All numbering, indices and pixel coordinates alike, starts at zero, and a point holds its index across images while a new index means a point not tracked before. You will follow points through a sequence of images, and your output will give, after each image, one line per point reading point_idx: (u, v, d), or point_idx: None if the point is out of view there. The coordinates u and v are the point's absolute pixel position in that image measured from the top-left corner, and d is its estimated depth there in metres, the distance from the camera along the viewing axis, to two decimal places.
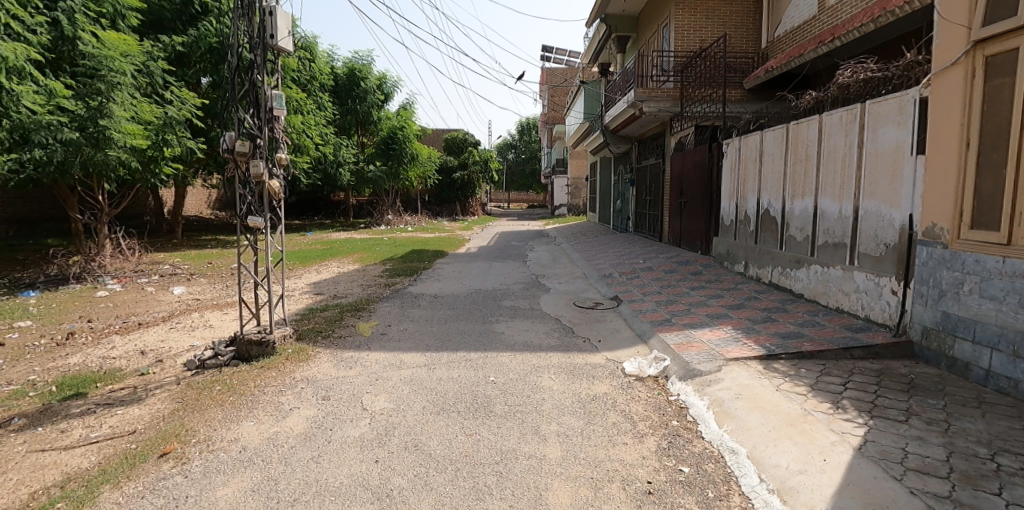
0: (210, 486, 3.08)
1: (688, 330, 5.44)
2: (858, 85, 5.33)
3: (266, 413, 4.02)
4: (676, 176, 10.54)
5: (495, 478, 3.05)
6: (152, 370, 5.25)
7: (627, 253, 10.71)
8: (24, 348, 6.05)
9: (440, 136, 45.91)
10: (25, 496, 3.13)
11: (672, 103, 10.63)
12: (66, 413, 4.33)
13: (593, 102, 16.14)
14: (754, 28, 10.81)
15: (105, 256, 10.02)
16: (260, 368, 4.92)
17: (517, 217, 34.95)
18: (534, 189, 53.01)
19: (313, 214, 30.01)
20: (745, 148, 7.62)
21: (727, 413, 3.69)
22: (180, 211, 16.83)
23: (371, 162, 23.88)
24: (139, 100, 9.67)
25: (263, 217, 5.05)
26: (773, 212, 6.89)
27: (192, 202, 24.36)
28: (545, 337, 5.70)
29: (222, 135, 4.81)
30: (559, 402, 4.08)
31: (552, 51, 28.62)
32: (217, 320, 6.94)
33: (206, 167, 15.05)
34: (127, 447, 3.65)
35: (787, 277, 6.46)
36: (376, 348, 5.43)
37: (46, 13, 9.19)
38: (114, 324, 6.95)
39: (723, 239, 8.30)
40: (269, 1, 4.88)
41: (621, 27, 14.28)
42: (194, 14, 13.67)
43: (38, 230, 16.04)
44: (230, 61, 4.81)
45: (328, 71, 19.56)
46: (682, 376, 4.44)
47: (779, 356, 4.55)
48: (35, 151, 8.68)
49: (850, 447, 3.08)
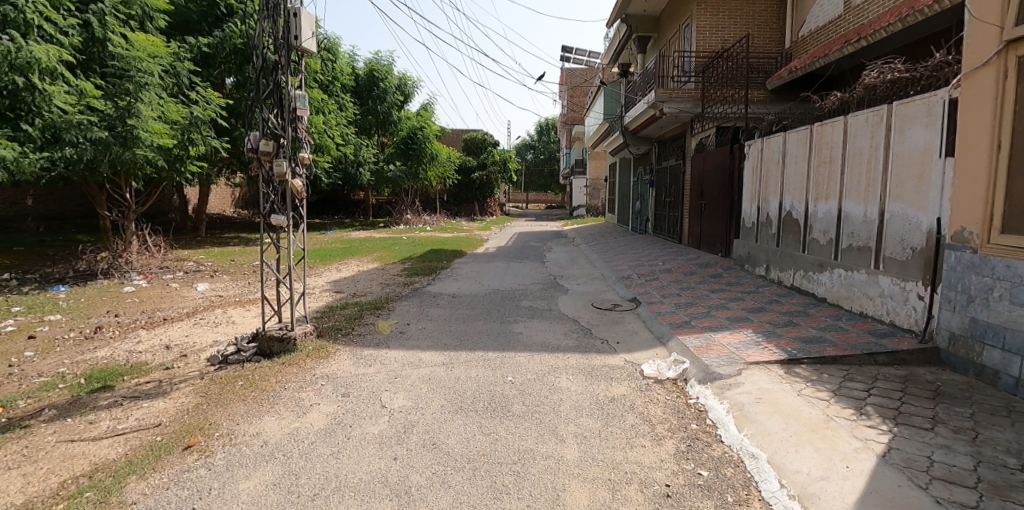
0: (232, 479, 3.13)
1: (707, 333, 5.39)
2: (885, 86, 5.23)
3: (286, 408, 4.09)
4: (696, 177, 10.48)
5: (512, 478, 3.06)
6: (176, 364, 5.36)
7: (645, 254, 10.68)
8: (54, 341, 6.23)
9: (460, 137, 46.22)
10: (55, 485, 3.23)
11: (693, 104, 10.53)
12: (94, 405, 4.45)
13: (613, 103, 16.08)
14: (777, 28, 10.69)
15: (131, 253, 10.23)
16: (281, 364, 4.99)
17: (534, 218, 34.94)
18: (552, 189, 53.07)
19: (332, 213, 30.34)
20: (767, 150, 7.53)
21: (747, 417, 3.65)
22: (203, 210, 17.11)
23: (390, 162, 23.93)
24: (166, 100, 9.84)
25: (285, 215, 5.10)
26: (795, 214, 6.79)
27: (215, 201, 24.76)
28: (563, 337, 5.70)
29: (246, 136, 4.90)
30: (577, 403, 4.08)
31: (571, 53, 28.83)
32: (239, 316, 7.06)
33: (230, 167, 15.24)
34: (153, 439, 3.73)
35: (809, 280, 6.37)
36: (394, 346, 5.47)
37: (78, 15, 9.42)
38: (140, 318, 7.11)
39: (744, 242, 8.21)
40: (293, 3, 4.93)
41: (640, 27, 14.21)
42: (219, 16, 13.96)
43: (66, 227, 16.46)
44: (255, 62, 4.90)
45: (348, 71, 19.78)
46: (701, 379, 4.39)
47: (801, 361, 4.49)
48: (66, 149, 8.76)
49: (873, 455, 3.03)
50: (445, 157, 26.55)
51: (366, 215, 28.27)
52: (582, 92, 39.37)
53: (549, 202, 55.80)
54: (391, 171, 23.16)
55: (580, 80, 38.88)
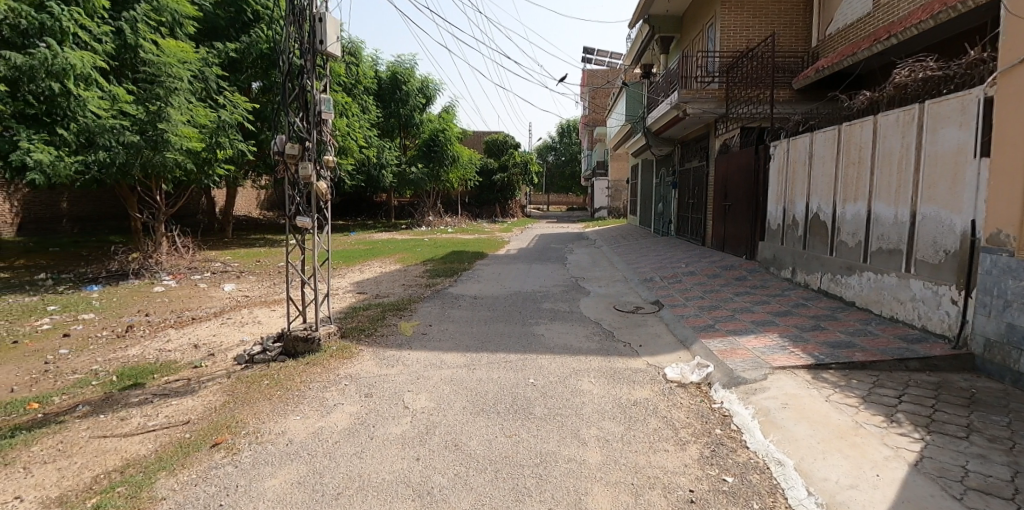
0: (259, 476, 3.19)
1: (732, 337, 5.31)
2: (917, 84, 5.10)
3: (311, 408, 4.14)
4: (720, 178, 10.34)
5: (534, 480, 3.05)
6: (204, 363, 5.47)
7: (668, 257, 10.58)
8: (88, 338, 6.42)
9: (481, 138, 46.46)
10: (89, 479, 3.33)
11: (717, 104, 10.40)
12: (126, 402, 4.57)
13: (636, 103, 15.97)
14: (803, 27, 10.49)
15: (161, 253, 10.47)
16: (306, 364, 5.05)
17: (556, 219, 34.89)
18: (573, 191, 52.86)
19: (355, 214, 30.72)
20: (793, 151, 7.39)
21: (774, 423, 3.58)
22: (230, 211, 17.48)
23: (412, 164, 24.13)
24: (194, 105, 10.07)
25: (311, 217, 5.17)
26: (823, 216, 6.65)
27: (242, 203, 25.28)
28: (585, 340, 5.66)
29: (274, 138, 5.08)
30: (600, 406, 4.05)
31: (593, 55, 28.75)
32: (265, 316, 7.18)
33: (257, 169, 15.52)
34: (182, 436, 3.81)
35: (837, 284, 6.23)
36: (416, 347, 5.51)
37: (111, 23, 9.72)
38: (170, 318, 7.27)
39: (770, 244, 8.07)
40: (319, 8, 5.02)
41: (663, 27, 14.11)
42: (246, 22, 14.24)
43: (99, 229, 16.98)
44: (282, 66, 4.99)
45: (371, 75, 20.00)
46: (726, 383, 4.32)
47: (829, 366, 4.39)
48: (99, 153, 8.96)
49: (905, 463, 2.96)
50: (466, 159, 26.66)
51: (389, 216, 28.55)
52: (603, 93, 39.23)
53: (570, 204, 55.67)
54: (413, 173, 23.36)
55: (601, 81, 38.74)
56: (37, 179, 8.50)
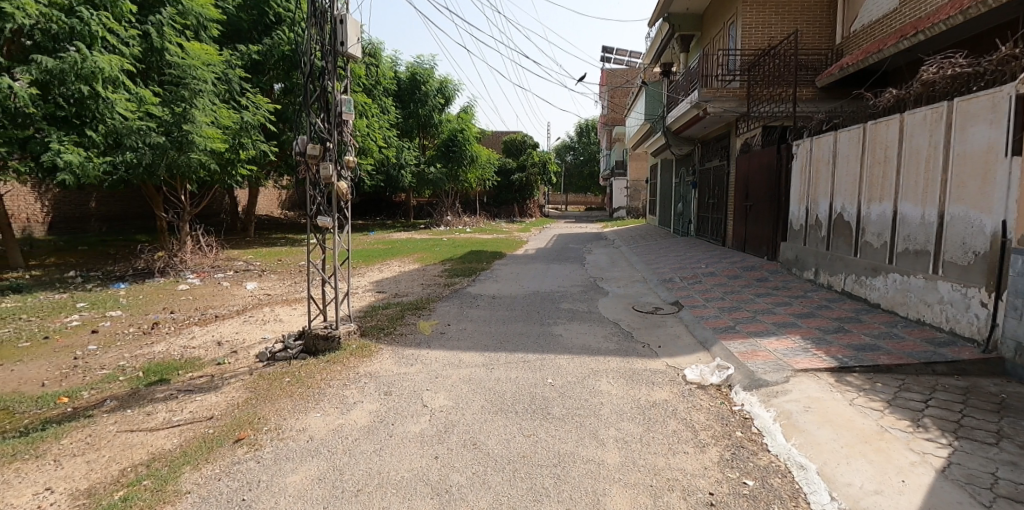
0: (281, 472, 3.23)
1: (753, 339, 5.24)
2: (945, 82, 4.97)
3: (332, 405, 4.19)
4: (741, 178, 10.21)
5: (552, 481, 3.05)
6: (227, 360, 5.57)
7: (687, 257, 10.48)
8: (116, 335, 6.59)
9: (499, 139, 46.55)
10: (116, 472, 3.41)
11: (738, 103, 10.27)
12: (151, 397, 4.67)
13: (655, 103, 15.84)
14: (827, 24, 10.30)
15: (185, 252, 10.69)
16: (326, 362, 5.11)
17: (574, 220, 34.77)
18: (591, 191, 52.61)
19: (374, 214, 31.00)
20: (816, 150, 7.27)
21: (795, 426, 3.53)
22: (252, 211, 17.77)
23: (431, 164, 24.28)
24: (218, 106, 10.27)
25: (331, 216, 5.22)
26: (847, 216, 6.53)
27: (264, 203, 25.69)
28: (603, 340, 5.64)
29: (296, 139, 5.18)
30: (618, 407, 4.03)
31: (612, 54, 28.63)
32: (286, 315, 7.27)
33: (278, 169, 15.75)
34: (206, 432, 3.88)
35: (862, 285, 6.11)
36: (435, 346, 5.55)
37: (138, 27, 9.96)
38: (194, 315, 7.41)
39: (792, 245, 7.95)
40: (340, 10, 5.06)
41: (683, 26, 13.98)
42: (268, 24, 14.45)
43: (126, 228, 17.40)
44: (304, 68, 5.04)
45: (391, 76, 20.16)
46: (746, 386, 4.27)
47: (853, 369, 4.31)
48: (126, 154, 9.18)
49: (932, 469, 2.89)
50: (485, 159, 26.73)
51: (407, 216, 28.76)
52: (622, 92, 39.01)
53: (588, 204, 55.39)
54: (432, 173, 23.47)
55: (620, 80, 38.53)
56: (67, 180, 8.74)
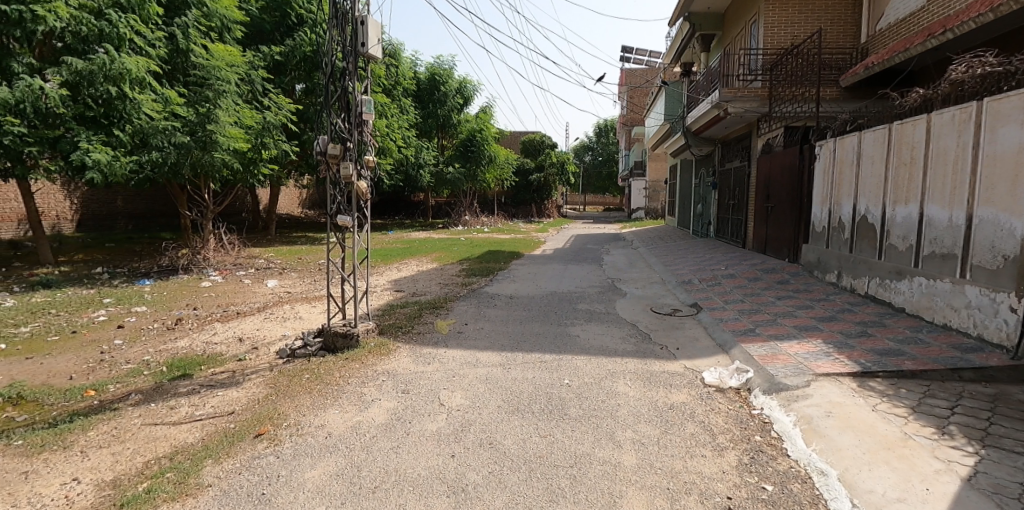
0: (300, 467, 3.28)
1: (773, 342, 5.17)
2: (974, 81, 4.86)
3: (350, 402, 4.24)
4: (762, 179, 10.08)
5: (568, 481, 3.05)
6: (248, 356, 5.67)
7: (706, 259, 10.36)
8: (141, 330, 6.75)
9: (517, 139, 46.60)
10: (141, 464, 3.49)
11: (760, 103, 10.14)
12: (175, 392, 4.77)
13: (675, 102, 15.72)
14: (851, 22, 10.11)
15: (209, 250, 10.89)
16: (344, 360, 5.17)
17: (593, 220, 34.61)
18: (609, 191, 52.31)
19: (393, 213, 31.25)
20: (840, 151, 7.15)
21: (816, 431, 3.47)
22: (273, 210, 18.03)
23: (449, 164, 24.40)
24: (241, 106, 10.43)
25: (351, 216, 5.27)
26: (871, 218, 6.41)
27: (286, 202, 26.07)
28: (621, 342, 5.61)
29: (316, 139, 5.24)
30: (635, 409, 4.01)
31: (632, 54, 28.49)
32: (306, 312, 7.37)
33: (299, 169, 15.94)
34: (227, 426, 3.96)
35: (886, 289, 5.99)
36: (452, 345, 5.57)
37: (164, 29, 10.17)
38: (217, 312, 7.56)
39: (814, 247, 7.83)
40: (361, 11, 5.11)
41: (704, 25, 13.84)
42: (291, 25, 14.66)
43: (151, 226, 17.79)
44: (325, 69, 5.09)
45: (410, 76, 20.31)
46: (766, 389, 4.21)
47: (876, 374, 4.23)
48: (152, 153, 9.37)
49: (958, 478, 2.83)
50: (503, 159, 26.77)
51: (426, 216, 28.93)
52: (642, 92, 38.74)
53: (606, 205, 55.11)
54: (450, 173, 23.60)
55: (640, 80, 38.25)
56: (95, 178, 8.94)
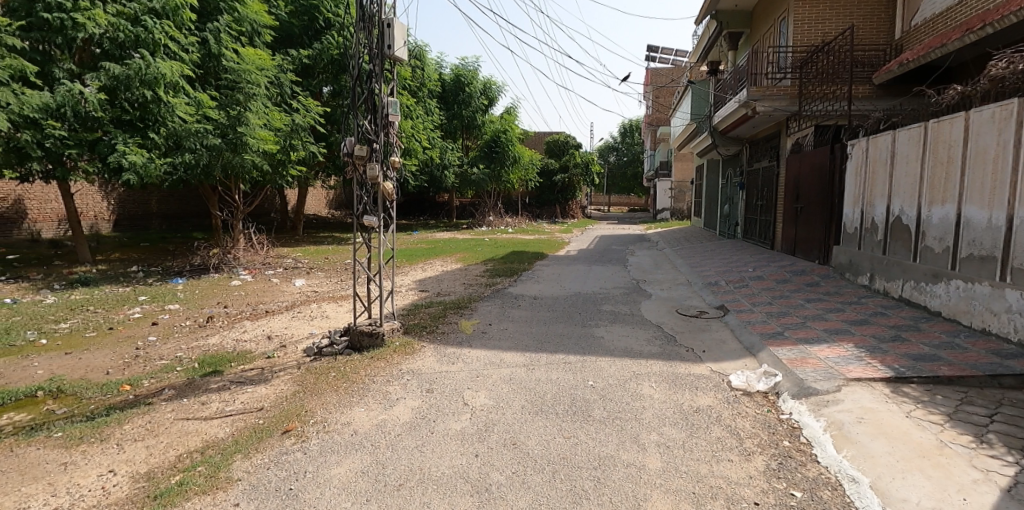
0: (326, 464, 3.34)
1: (803, 346, 5.06)
2: (1015, 78, 4.69)
3: (374, 400, 4.29)
4: (791, 179, 9.87)
5: (592, 483, 3.04)
6: (276, 353, 5.78)
7: (734, 260, 10.20)
8: (174, 327, 6.95)
9: (542, 140, 46.62)
10: (174, 458, 3.60)
11: (789, 102, 9.94)
12: (206, 387, 4.89)
13: (701, 102, 15.51)
14: (885, 18, 9.85)
15: (239, 249, 11.09)
16: (370, 358, 5.24)
17: (618, 221, 34.32)
18: (635, 192, 51.81)
19: (418, 214, 31.53)
20: (873, 150, 6.96)
21: (847, 437, 3.39)
22: (301, 210, 18.27)
23: (474, 165, 24.52)
24: (270, 109, 10.65)
25: (377, 216, 5.33)
26: (906, 219, 6.24)
27: (314, 203, 26.53)
28: (646, 344, 5.56)
29: (342, 140, 5.28)
30: (660, 412, 3.97)
31: (658, 53, 28.21)
32: (332, 311, 7.49)
33: (327, 170, 16.19)
34: (256, 422, 4.05)
35: (921, 292, 5.82)
36: (477, 345, 5.60)
37: (197, 34, 10.47)
38: (246, 310, 7.72)
39: (845, 248, 7.64)
40: (387, 14, 5.15)
41: (732, 23, 13.63)
42: (318, 29, 14.91)
43: (184, 226, 18.30)
44: (352, 71, 5.17)
45: (436, 78, 20.47)
46: (795, 394, 4.13)
47: (911, 380, 4.11)
48: (185, 155, 9.61)
49: (996, 488, 2.74)
50: (527, 160, 26.78)
51: (451, 216, 29.12)
52: (667, 92, 38.34)
53: (631, 206, 54.64)
54: (475, 174, 23.75)
55: (666, 79, 37.84)
56: (131, 179, 9.21)
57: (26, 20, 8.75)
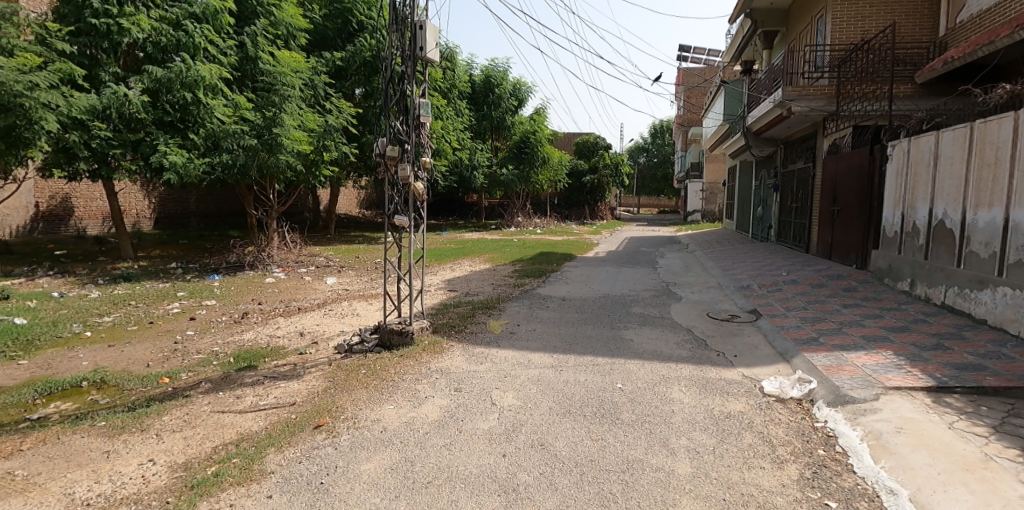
0: (356, 459, 3.40)
1: (838, 352, 4.93)
2: None
3: (403, 398, 4.36)
4: (828, 180, 9.61)
5: (620, 487, 3.02)
6: (309, 350, 5.91)
7: (768, 263, 9.99)
8: (211, 322, 7.17)
9: (572, 141, 46.49)
10: (210, 449, 3.72)
11: (826, 101, 9.70)
12: (241, 381, 5.04)
13: (735, 102, 15.25)
14: (929, 14, 9.53)
15: (272, 247, 11.36)
16: (399, 357, 5.31)
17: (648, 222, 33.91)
18: (665, 193, 51.13)
19: (447, 214, 31.77)
20: (915, 152, 6.73)
21: (886, 448, 3.29)
22: (334, 210, 18.63)
23: (503, 166, 24.56)
24: (304, 110, 10.86)
25: (408, 216, 5.39)
26: (949, 223, 6.02)
27: (345, 203, 26.99)
28: (676, 347, 5.50)
29: (375, 141, 5.40)
30: (690, 417, 3.92)
31: (690, 52, 27.80)
32: (363, 309, 7.62)
33: (358, 170, 16.46)
34: (288, 417, 4.15)
35: (965, 299, 5.61)
36: (505, 345, 5.63)
37: (236, 38, 10.77)
38: (279, 307, 7.91)
39: (884, 252, 7.42)
40: (420, 16, 5.20)
41: (767, 21, 13.36)
42: (352, 31, 15.13)
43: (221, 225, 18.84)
44: (384, 73, 5.24)
45: (466, 79, 20.62)
46: (830, 402, 4.02)
47: (954, 390, 3.97)
48: (223, 155, 9.90)
49: None
50: (556, 160, 26.71)
51: (480, 217, 29.26)
52: (699, 92, 37.75)
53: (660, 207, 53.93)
54: (504, 174, 23.82)
55: (699, 79, 37.25)
56: (171, 179, 9.52)
57: (76, 25, 9.29)
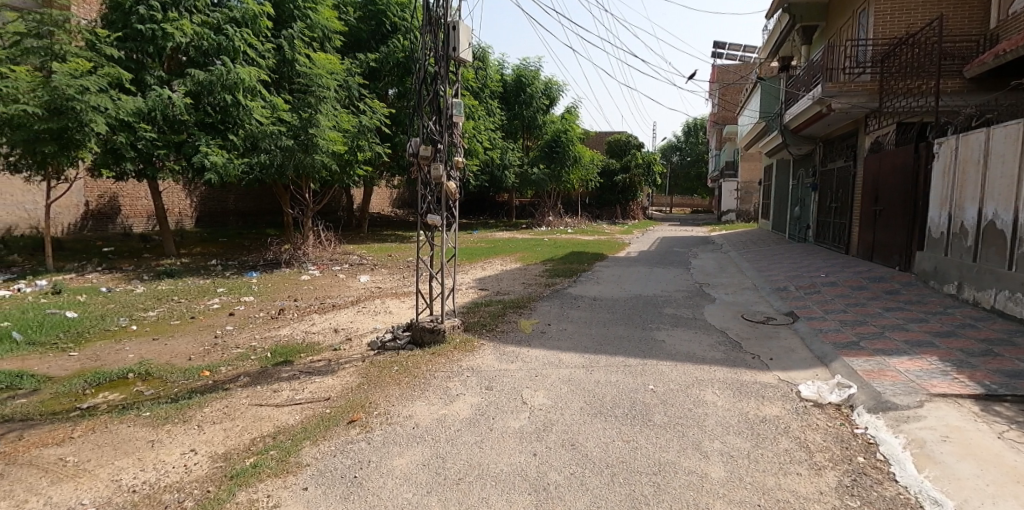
0: (388, 455, 3.47)
1: (880, 357, 4.79)
2: None
3: (435, 395, 4.42)
4: (870, 179, 9.29)
5: (652, 489, 3.01)
6: (342, 346, 6.05)
7: (805, 265, 9.73)
8: (249, 317, 7.40)
9: (603, 140, 46.11)
10: (249, 440, 3.84)
11: (868, 97, 9.39)
12: (278, 376, 5.19)
13: (771, 99, 14.89)
14: (979, 6, 9.13)
15: (308, 245, 11.60)
16: (431, 354, 5.38)
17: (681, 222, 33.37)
18: (698, 192, 50.21)
19: (477, 213, 31.93)
20: (964, 150, 6.46)
21: (930, 457, 3.18)
22: (366, 209, 18.89)
23: (534, 165, 24.52)
24: (339, 111, 11.07)
25: (441, 215, 5.44)
26: (1000, 224, 5.76)
27: (378, 202, 27.41)
28: (709, 349, 5.42)
29: (409, 141, 5.43)
30: (723, 420, 3.86)
31: (725, 49, 27.25)
32: (396, 307, 7.74)
33: (391, 170, 16.68)
34: (322, 411, 4.25)
35: (1017, 303, 5.37)
36: (535, 344, 5.64)
37: (273, 41, 11.08)
38: (314, 304, 8.10)
39: (930, 254, 7.14)
40: (453, 17, 5.25)
41: (806, 16, 13.02)
42: (385, 32, 15.32)
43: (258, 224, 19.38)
44: (418, 74, 5.31)
45: (498, 79, 20.54)
46: (871, 408, 3.90)
47: (1004, 398, 3.81)
48: (261, 156, 10.16)
49: None
50: (587, 159, 26.54)
51: (510, 216, 29.33)
52: (735, 89, 36.95)
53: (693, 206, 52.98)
54: (534, 173, 23.79)
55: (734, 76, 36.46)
56: (212, 178, 9.84)
57: (124, 31, 9.66)
